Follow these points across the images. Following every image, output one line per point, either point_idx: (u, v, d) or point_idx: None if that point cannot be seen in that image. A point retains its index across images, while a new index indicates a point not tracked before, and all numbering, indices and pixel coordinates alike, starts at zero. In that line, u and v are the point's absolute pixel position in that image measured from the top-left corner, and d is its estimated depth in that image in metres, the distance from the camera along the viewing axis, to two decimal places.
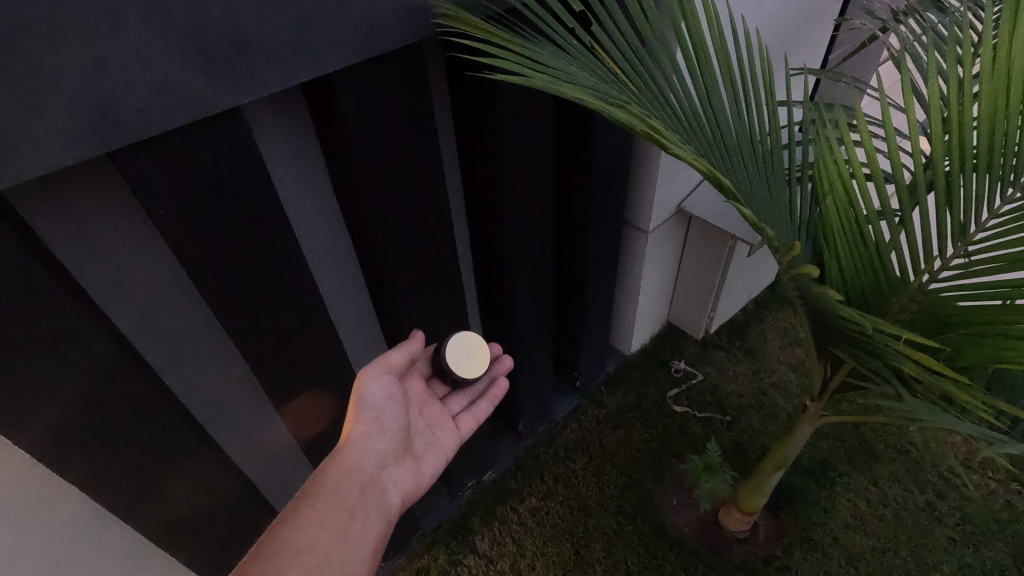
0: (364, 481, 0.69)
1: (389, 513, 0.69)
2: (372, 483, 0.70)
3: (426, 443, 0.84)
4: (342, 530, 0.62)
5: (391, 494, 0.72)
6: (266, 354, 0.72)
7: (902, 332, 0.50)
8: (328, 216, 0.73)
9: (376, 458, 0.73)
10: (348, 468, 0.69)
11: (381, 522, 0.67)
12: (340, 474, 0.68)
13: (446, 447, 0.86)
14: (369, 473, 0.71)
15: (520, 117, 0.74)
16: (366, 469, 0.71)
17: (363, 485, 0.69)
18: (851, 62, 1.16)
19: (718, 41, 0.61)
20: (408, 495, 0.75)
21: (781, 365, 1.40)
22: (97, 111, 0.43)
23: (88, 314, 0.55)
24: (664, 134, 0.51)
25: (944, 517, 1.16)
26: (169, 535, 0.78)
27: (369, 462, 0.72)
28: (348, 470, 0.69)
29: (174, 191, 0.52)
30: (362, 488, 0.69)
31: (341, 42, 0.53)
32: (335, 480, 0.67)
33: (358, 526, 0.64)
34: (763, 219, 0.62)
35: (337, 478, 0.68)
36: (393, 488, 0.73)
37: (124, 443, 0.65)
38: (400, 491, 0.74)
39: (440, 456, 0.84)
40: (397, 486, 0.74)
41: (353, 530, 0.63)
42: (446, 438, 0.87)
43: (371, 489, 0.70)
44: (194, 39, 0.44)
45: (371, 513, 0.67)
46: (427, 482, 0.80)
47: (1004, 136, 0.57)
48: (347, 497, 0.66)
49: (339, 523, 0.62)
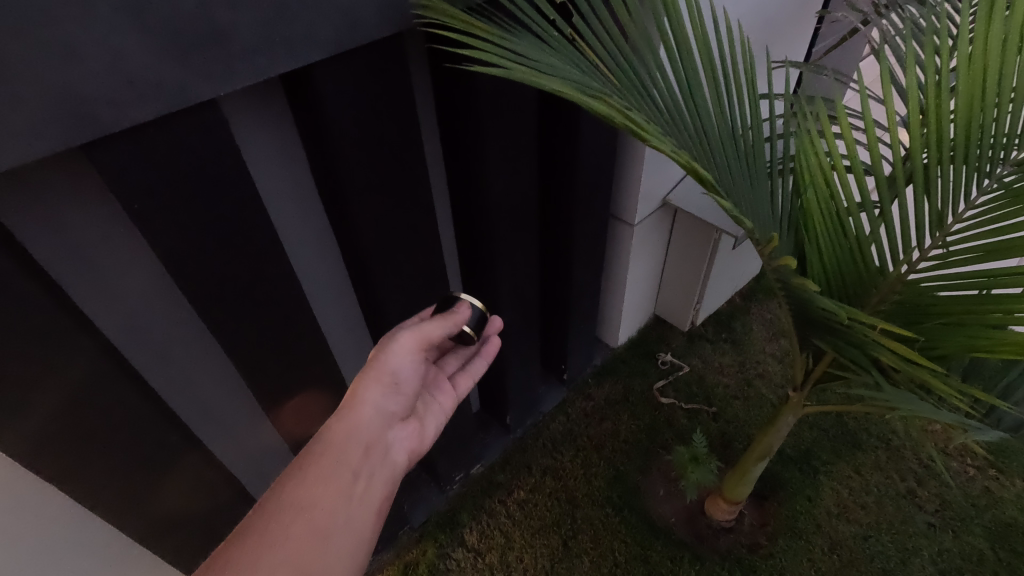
0: (369, 442, 0.69)
1: (393, 474, 0.70)
2: (378, 444, 0.70)
3: (427, 403, 0.82)
4: (346, 493, 0.63)
5: (397, 454, 0.73)
6: (248, 349, 0.71)
7: (878, 322, 0.51)
8: (310, 210, 0.73)
9: (384, 418, 0.72)
10: (356, 430, 0.68)
11: (386, 482, 0.68)
12: (347, 434, 0.67)
13: (446, 407, 0.85)
14: (376, 433, 0.70)
15: (503, 110, 0.74)
16: (374, 431, 0.70)
17: (369, 446, 0.69)
18: (833, 55, 1.17)
19: (700, 32, 0.61)
20: (412, 453, 0.76)
21: (766, 356, 1.41)
22: (65, 102, 0.42)
23: (63, 311, 0.54)
24: (647, 129, 0.51)
25: (924, 503, 1.18)
26: (153, 534, 0.77)
27: (376, 423, 0.71)
28: (355, 431, 0.68)
29: (151, 186, 0.52)
30: (368, 449, 0.68)
31: (318, 33, 0.52)
32: (341, 440, 0.66)
33: (362, 487, 0.65)
34: (745, 211, 0.62)
35: (343, 439, 0.67)
36: (398, 447, 0.73)
37: (104, 442, 0.64)
38: (405, 449, 0.74)
39: (440, 417, 0.83)
40: (403, 445, 0.74)
41: (357, 492, 0.64)
42: (445, 397, 0.85)
43: (377, 450, 0.69)
44: (165, 29, 0.44)
45: (376, 474, 0.67)
46: (428, 442, 0.79)
47: (981, 128, 0.58)
48: (352, 460, 0.66)
49: (343, 485, 0.63)
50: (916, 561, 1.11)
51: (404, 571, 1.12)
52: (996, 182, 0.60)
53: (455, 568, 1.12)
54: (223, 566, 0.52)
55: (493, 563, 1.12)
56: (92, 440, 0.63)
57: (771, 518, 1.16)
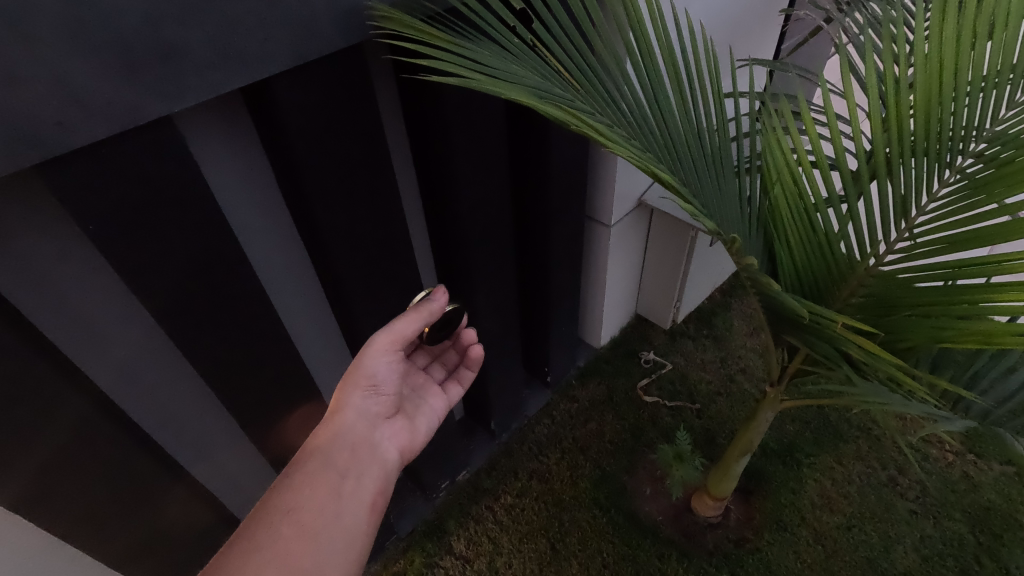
0: (355, 443, 0.69)
1: (384, 472, 0.70)
2: (365, 444, 0.70)
3: (416, 405, 0.82)
4: (335, 491, 0.62)
5: (386, 451, 0.72)
6: (221, 367, 0.70)
7: (839, 317, 0.51)
8: (278, 223, 0.72)
9: (369, 419, 0.72)
10: (339, 433, 0.68)
11: (377, 479, 0.68)
12: (332, 437, 0.67)
13: (436, 410, 0.84)
14: (361, 434, 0.70)
15: (471, 117, 0.74)
16: (358, 432, 0.70)
17: (355, 447, 0.69)
18: (799, 53, 1.19)
19: (662, 35, 0.61)
20: (404, 451, 0.75)
21: (747, 350, 1.42)
22: (11, 126, 0.41)
23: (24, 336, 0.53)
24: (609, 136, 0.52)
25: (906, 491, 1.19)
26: (130, 560, 0.75)
27: (361, 424, 0.71)
28: (339, 434, 0.68)
29: (107, 206, 0.51)
30: (354, 449, 0.68)
31: (275, 45, 0.52)
32: (325, 444, 0.66)
33: (352, 484, 0.64)
34: (713, 212, 0.63)
35: (327, 442, 0.67)
36: (387, 444, 0.73)
37: (76, 471, 0.62)
38: (395, 446, 0.74)
39: (431, 418, 0.82)
40: (393, 442, 0.74)
41: (346, 489, 0.63)
42: (434, 400, 0.84)
43: (364, 449, 0.69)
44: (114, 49, 0.43)
45: (365, 471, 0.67)
46: (420, 441, 0.78)
47: (940, 121, 0.59)
48: (338, 460, 0.66)
49: (331, 484, 0.63)
50: (899, 548, 1.13)
51: None
52: (958, 172, 0.60)
53: None
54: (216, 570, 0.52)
55: (481, 570, 1.12)
56: (65, 469, 0.61)
57: (756, 512, 1.17)
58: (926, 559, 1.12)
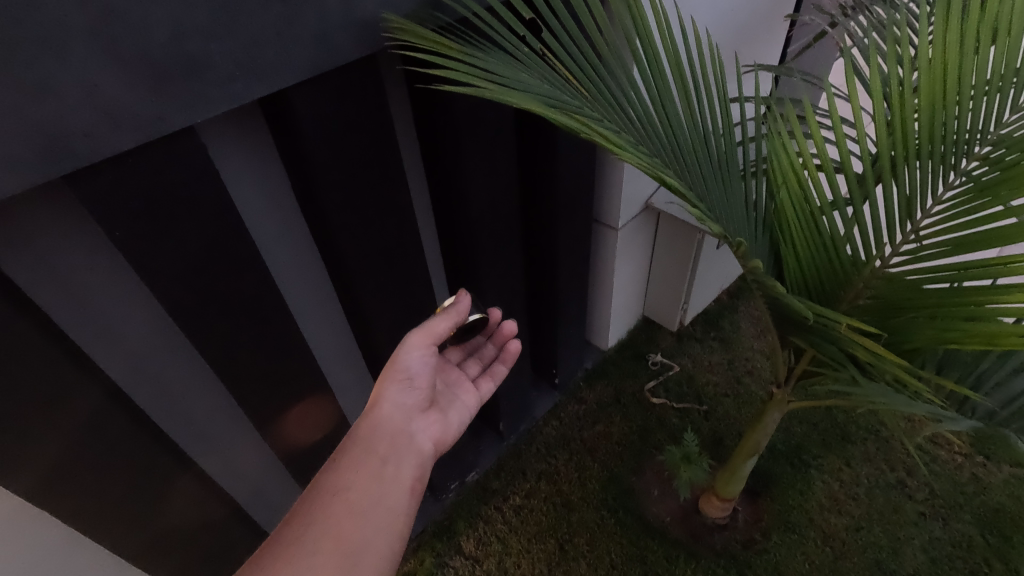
0: (393, 433, 0.70)
1: (421, 460, 0.70)
2: (402, 434, 0.71)
3: (449, 400, 0.82)
4: (377, 474, 0.64)
5: (422, 441, 0.73)
6: (237, 368, 0.72)
7: (842, 318, 0.52)
8: (293, 229, 0.74)
9: (405, 412, 0.73)
10: (378, 423, 0.69)
11: (414, 466, 0.69)
12: (371, 428, 0.69)
13: (468, 406, 0.84)
14: (398, 425, 0.71)
15: (481, 123, 0.75)
16: (395, 423, 0.71)
17: (393, 436, 0.70)
18: (805, 56, 1.20)
19: (669, 42, 0.62)
20: (438, 442, 0.76)
21: (755, 352, 1.43)
22: (44, 137, 0.43)
23: (53, 338, 0.55)
24: (618, 143, 0.53)
25: (914, 492, 1.19)
26: (148, 557, 0.77)
27: (398, 416, 0.71)
28: (377, 425, 0.69)
29: (132, 213, 0.52)
30: (392, 438, 0.69)
31: (292, 57, 0.53)
32: (365, 434, 0.68)
33: (391, 471, 0.65)
34: (719, 216, 0.64)
35: (367, 431, 0.68)
36: (423, 435, 0.73)
37: (97, 468, 0.64)
38: (429, 438, 0.74)
39: (464, 413, 0.83)
40: (428, 434, 0.74)
41: (387, 473, 0.65)
42: (468, 396, 0.85)
43: (401, 439, 0.70)
44: (141, 62, 0.45)
45: (404, 458, 0.68)
46: (453, 434, 0.79)
47: (944, 125, 0.60)
48: (378, 447, 0.67)
49: (373, 469, 0.64)
50: (907, 550, 1.13)
51: None
52: (964, 175, 0.61)
53: None
54: (275, 544, 0.56)
55: (491, 570, 1.13)
56: (87, 466, 0.63)
57: (764, 514, 1.18)
58: (935, 561, 1.12)
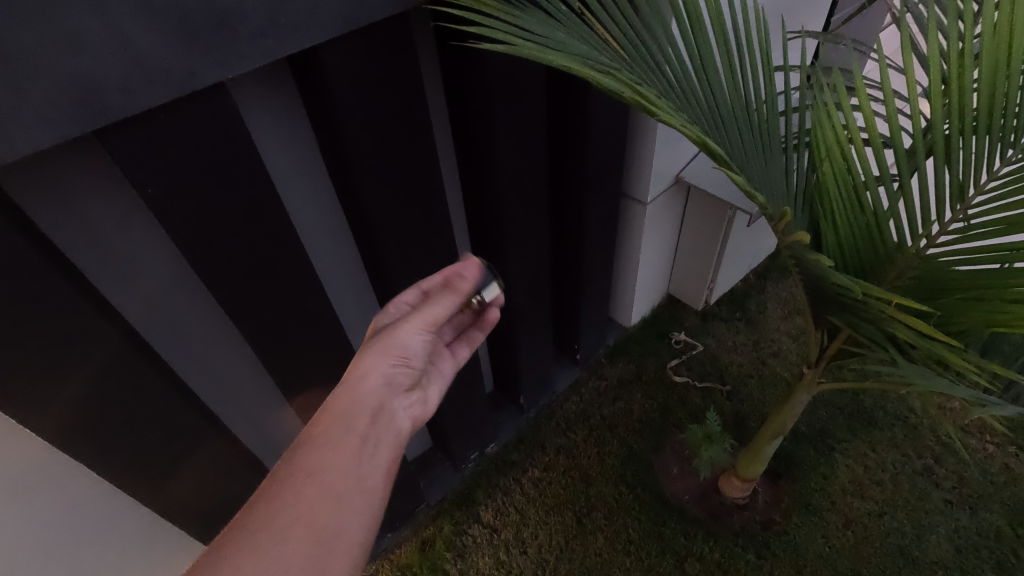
0: (376, 410, 0.64)
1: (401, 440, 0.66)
2: (384, 411, 0.65)
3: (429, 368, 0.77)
4: (356, 455, 0.59)
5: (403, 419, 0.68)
6: (265, 332, 0.72)
7: (892, 297, 0.50)
8: (319, 194, 0.73)
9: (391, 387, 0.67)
10: (361, 400, 0.64)
11: (396, 447, 0.64)
12: (353, 404, 0.63)
13: (446, 374, 0.79)
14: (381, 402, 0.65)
15: (512, 89, 0.73)
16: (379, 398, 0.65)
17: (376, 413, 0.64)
18: (852, 24, 1.14)
19: (712, 4, 0.59)
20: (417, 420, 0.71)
21: (781, 334, 1.40)
22: (77, 91, 0.43)
23: (87, 295, 0.56)
24: (655, 105, 0.50)
25: (941, 481, 1.17)
26: (178, 510, 0.80)
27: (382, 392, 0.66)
28: (361, 401, 0.63)
29: (166, 170, 0.52)
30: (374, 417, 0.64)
31: (321, 13, 0.52)
32: (347, 408, 0.63)
33: (371, 451, 0.61)
34: (757, 188, 0.61)
35: (348, 408, 0.62)
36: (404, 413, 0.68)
37: (127, 425, 0.66)
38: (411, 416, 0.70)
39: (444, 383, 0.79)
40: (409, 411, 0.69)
41: (368, 455, 0.60)
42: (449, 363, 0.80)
43: (384, 417, 0.65)
44: (172, 15, 0.44)
45: (385, 436, 0.64)
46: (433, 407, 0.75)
47: (1005, 97, 0.55)
48: (359, 426, 0.62)
49: (352, 449, 0.60)
50: (932, 538, 1.11)
51: (422, 548, 1.15)
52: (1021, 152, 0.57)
53: (470, 545, 1.15)
54: (240, 530, 0.51)
55: (509, 540, 1.15)
56: (117, 421, 0.65)
57: (785, 496, 1.16)
58: (960, 550, 1.10)
